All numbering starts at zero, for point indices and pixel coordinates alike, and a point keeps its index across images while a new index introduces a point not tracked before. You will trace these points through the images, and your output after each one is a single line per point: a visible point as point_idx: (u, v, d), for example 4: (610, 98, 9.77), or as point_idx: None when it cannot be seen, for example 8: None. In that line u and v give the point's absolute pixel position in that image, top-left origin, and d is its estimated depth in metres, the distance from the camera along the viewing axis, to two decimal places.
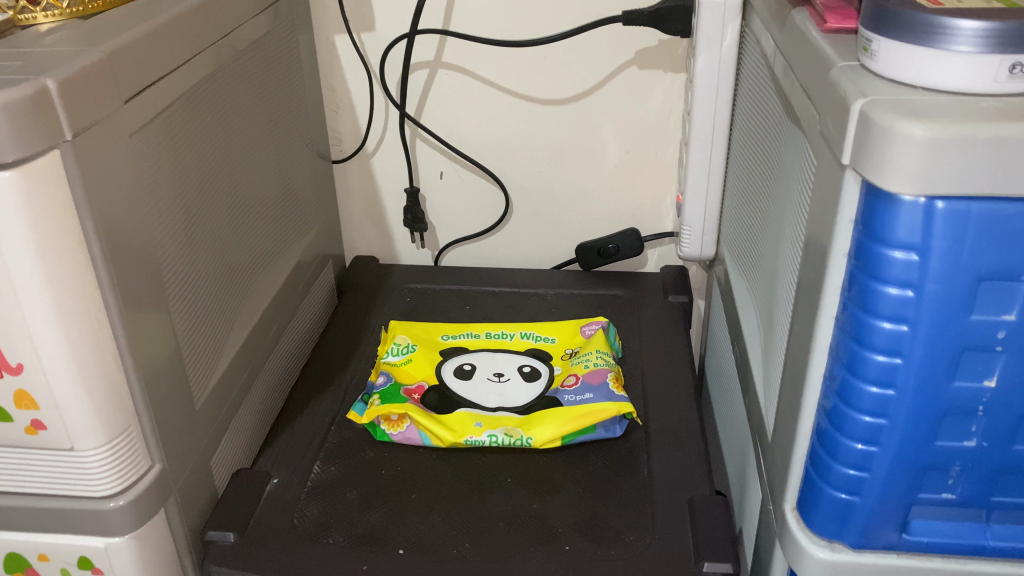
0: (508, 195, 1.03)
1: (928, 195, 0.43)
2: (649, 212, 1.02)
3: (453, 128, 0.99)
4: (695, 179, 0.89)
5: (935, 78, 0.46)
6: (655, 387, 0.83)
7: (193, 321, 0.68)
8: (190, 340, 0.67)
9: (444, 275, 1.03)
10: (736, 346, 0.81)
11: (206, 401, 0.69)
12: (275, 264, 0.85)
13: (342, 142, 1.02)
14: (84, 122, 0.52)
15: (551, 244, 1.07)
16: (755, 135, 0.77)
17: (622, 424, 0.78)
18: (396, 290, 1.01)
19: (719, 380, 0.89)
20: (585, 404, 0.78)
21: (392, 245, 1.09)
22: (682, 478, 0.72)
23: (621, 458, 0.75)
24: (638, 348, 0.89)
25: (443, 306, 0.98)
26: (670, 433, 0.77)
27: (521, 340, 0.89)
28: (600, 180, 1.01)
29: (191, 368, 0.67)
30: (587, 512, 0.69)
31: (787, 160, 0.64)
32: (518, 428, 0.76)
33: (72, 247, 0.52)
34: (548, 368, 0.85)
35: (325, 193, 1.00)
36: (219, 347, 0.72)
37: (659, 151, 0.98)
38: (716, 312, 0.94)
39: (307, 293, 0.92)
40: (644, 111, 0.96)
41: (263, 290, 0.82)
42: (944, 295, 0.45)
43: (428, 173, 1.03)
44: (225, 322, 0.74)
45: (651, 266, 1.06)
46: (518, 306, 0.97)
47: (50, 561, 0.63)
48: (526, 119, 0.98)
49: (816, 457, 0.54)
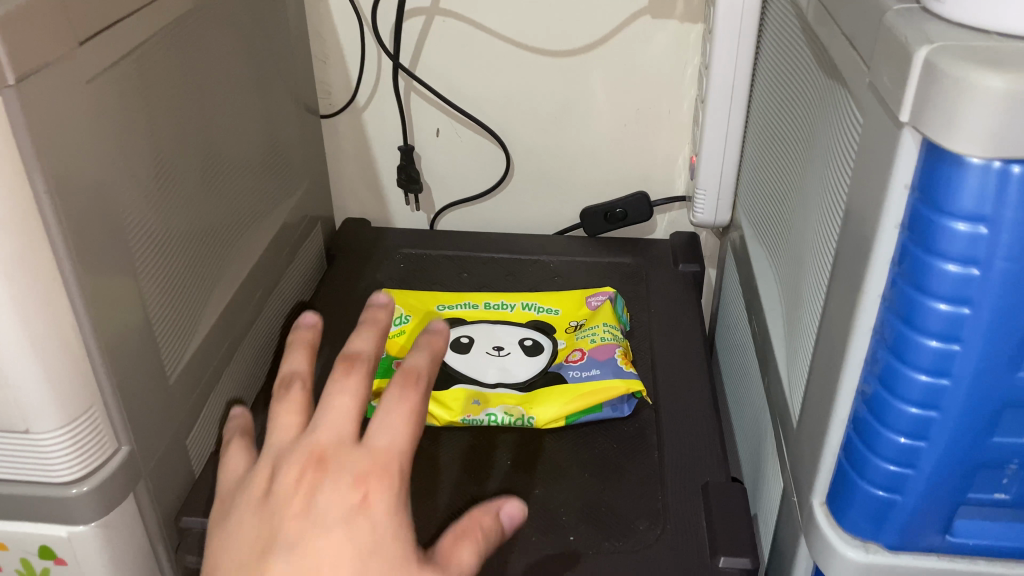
0: (509, 155, 0.96)
1: (1003, 158, 0.37)
2: (660, 173, 0.96)
3: (450, 82, 0.92)
4: (711, 139, 0.83)
5: (1013, 22, 0.39)
6: (666, 363, 0.78)
7: (165, 289, 0.62)
8: (161, 312, 0.61)
9: (440, 240, 0.97)
10: (754, 320, 0.75)
11: (181, 376, 0.64)
12: (257, 226, 0.79)
13: (331, 96, 0.95)
14: (29, 63, 0.46)
15: (554, 208, 1.01)
16: (780, 91, 0.71)
17: (630, 404, 0.72)
18: (389, 255, 0.95)
19: (733, 354, 0.83)
20: (590, 381, 0.73)
21: (385, 206, 1.03)
22: (695, 462, 0.67)
23: (630, 439, 0.70)
24: (647, 320, 0.84)
25: (439, 273, 0.92)
26: (681, 412, 0.72)
27: (523, 311, 0.83)
28: (608, 140, 0.95)
29: (163, 342, 0.61)
30: (592, 498, 0.64)
31: (825, 122, 0.57)
32: (519, 406, 0.71)
33: (19, 204, 0.46)
34: (551, 342, 0.79)
35: (313, 150, 0.94)
36: (195, 320, 0.67)
37: (672, 108, 0.91)
38: (730, 281, 0.88)
39: (293, 258, 0.86)
40: (657, 65, 0.89)
41: (244, 258, 0.76)
42: (1014, 275, 0.40)
43: (423, 130, 0.96)
44: (202, 293, 0.68)
45: (660, 232, 1.00)
46: (519, 274, 0.91)
47: (9, 550, 0.58)
48: (529, 72, 0.91)
49: (852, 450, 0.49)
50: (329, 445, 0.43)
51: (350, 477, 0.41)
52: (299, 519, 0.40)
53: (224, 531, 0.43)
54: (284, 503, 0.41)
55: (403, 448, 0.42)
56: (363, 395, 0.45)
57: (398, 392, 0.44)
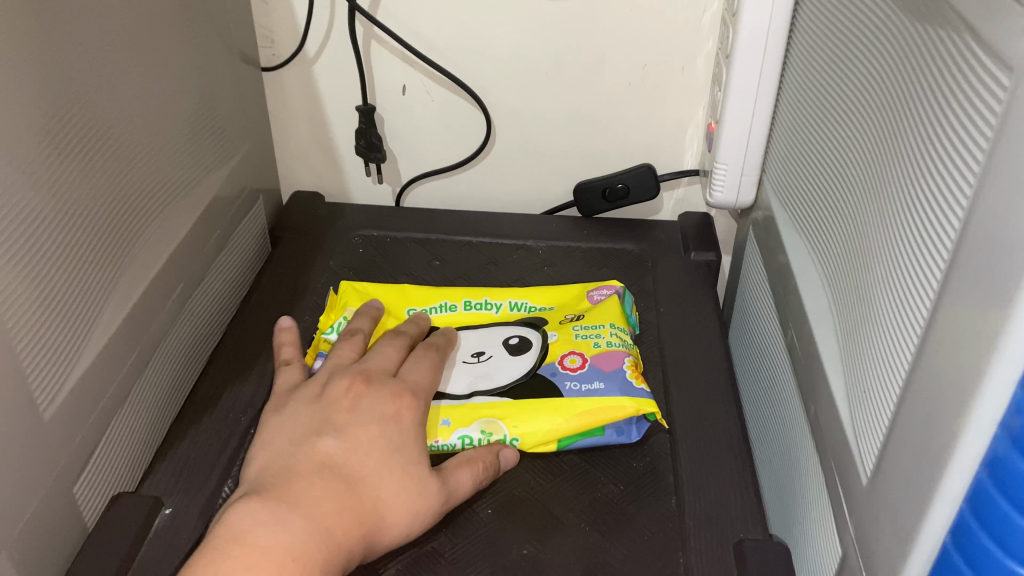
0: (490, 119, 0.81)
1: None
2: (667, 144, 0.82)
3: (419, 28, 0.76)
4: (736, 103, 0.68)
5: None
6: (681, 378, 0.64)
7: (36, 295, 0.47)
8: (27, 330, 0.46)
9: (408, 219, 0.82)
10: (791, 330, 0.61)
11: (62, 408, 0.49)
12: (178, 205, 0.64)
13: (275, 45, 0.79)
14: None
15: (542, 183, 0.86)
16: (843, 50, 0.56)
17: (640, 428, 0.59)
18: (345, 237, 0.80)
19: (759, 364, 0.70)
20: (592, 396, 0.58)
21: (343, 178, 0.88)
22: (723, 512, 0.54)
23: (641, 479, 0.56)
24: (655, 322, 0.70)
25: (405, 260, 0.77)
26: (703, 444, 0.59)
27: (511, 314, 0.69)
28: (607, 103, 0.80)
29: (31, 369, 0.46)
30: (596, 561, 0.51)
31: (928, 90, 0.42)
32: (498, 420, 0.58)
33: None
34: (541, 337, 0.65)
35: (252, 110, 0.77)
36: (82, 334, 0.51)
37: (685, 66, 0.77)
38: (752, 274, 0.75)
39: (227, 242, 0.71)
40: (668, 13, 0.74)
41: (156, 247, 0.60)
42: None
43: (387, 87, 0.80)
44: (92, 298, 0.52)
45: (666, 213, 0.86)
46: (501, 263, 0.77)
47: None
48: (515, 18, 0.75)
49: (966, 539, 0.35)
50: (376, 368, 0.56)
51: (388, 394, 0.54)
52: (344, 414, 0.52)
53: (278, 417, 0.53)
54: (332, 402, 0.53)
55: (426, 385, 0.56)
56: (401, 352, 0.59)
57: (425, 349, 0.60)
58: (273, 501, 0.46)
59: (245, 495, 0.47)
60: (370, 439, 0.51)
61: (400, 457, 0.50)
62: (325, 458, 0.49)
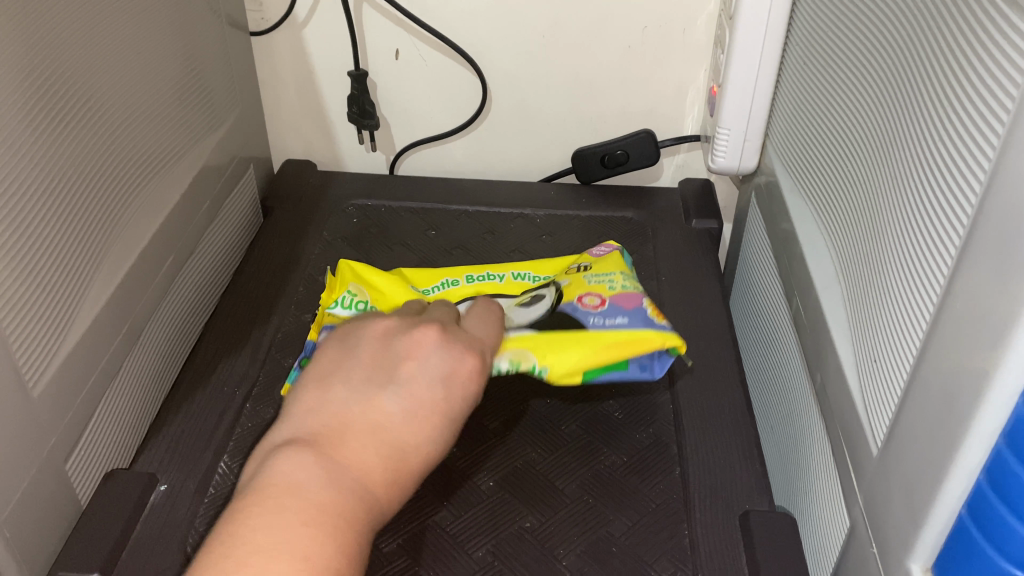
0: (486, 84, 0.79)
1: None
2: (667, 109, 0.80)
3: None
4: (740, 66, 0.66)
5: None
6: (683, 347, 0.63)
7: (21, 269, 0.45)
8: (11, 306, 0.44)
9: (403, 188, 0.80)
10: (795, 298, 0.60)
11: (51, 385, 0.47)
12: (167, 175, 0.62)
13: (264, 8, 0.76)
14: None
15: (540, 150, 0.84)
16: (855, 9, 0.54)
17: (663, 362, 0.57)
18: (339, 207, 0.78)
19: (762, 332, 0.69)
20: (621, 326, 0.57)
21: (336, 146, 0.86)
22: (727, 482, 0.53)
23: (644, 450, 0.56)
24: (656, 291, 0.69)
25: (402, 230, 0.75)
26: (707, 414, 0.58)
27: (517, 282, 0.66)
28: (606, 66, 0.78)
29: (17, 345, 0.44)
30: (599, 533, 0.50)
31: (947, 51, 0.41)
32: (524, 350, 0.55)
33: None
34: (553, 286, 0.63)
35: (241, 76, 0.75)
36: (68, 309, 0.49)
37: (687, 28, 0.74)
38: (754, 242, 0.73)
39: (218, 212, 0.69)
40: None
41: (144, 217, 0.58)
42: None
43: (379, 52, 0.78)
44: (77, 272, 0.50)
45: (666, 179, 0.85)
46: (499, 231, 0.75)
47: None
48: None
49: (983, 508, 0.34)
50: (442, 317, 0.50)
51: (461, 347, 0.45)
52: (408, 361, 0.43)
53: (339, 350, 0.45)
54: (398, 345, 0.44)
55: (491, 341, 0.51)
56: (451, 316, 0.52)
57: (484, 307, 0.54)
58: (322, 457, 0.38)
59: (293, 441, 0.39)
60: (434, 403, 0.41)
61: (452, 431, 0.42)
62: (380, 419, 0.40)
